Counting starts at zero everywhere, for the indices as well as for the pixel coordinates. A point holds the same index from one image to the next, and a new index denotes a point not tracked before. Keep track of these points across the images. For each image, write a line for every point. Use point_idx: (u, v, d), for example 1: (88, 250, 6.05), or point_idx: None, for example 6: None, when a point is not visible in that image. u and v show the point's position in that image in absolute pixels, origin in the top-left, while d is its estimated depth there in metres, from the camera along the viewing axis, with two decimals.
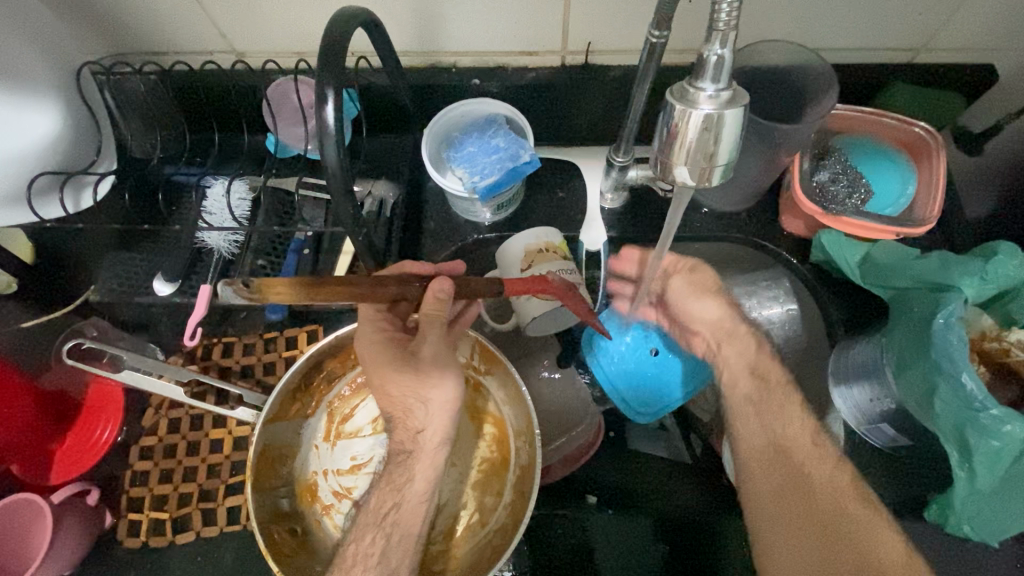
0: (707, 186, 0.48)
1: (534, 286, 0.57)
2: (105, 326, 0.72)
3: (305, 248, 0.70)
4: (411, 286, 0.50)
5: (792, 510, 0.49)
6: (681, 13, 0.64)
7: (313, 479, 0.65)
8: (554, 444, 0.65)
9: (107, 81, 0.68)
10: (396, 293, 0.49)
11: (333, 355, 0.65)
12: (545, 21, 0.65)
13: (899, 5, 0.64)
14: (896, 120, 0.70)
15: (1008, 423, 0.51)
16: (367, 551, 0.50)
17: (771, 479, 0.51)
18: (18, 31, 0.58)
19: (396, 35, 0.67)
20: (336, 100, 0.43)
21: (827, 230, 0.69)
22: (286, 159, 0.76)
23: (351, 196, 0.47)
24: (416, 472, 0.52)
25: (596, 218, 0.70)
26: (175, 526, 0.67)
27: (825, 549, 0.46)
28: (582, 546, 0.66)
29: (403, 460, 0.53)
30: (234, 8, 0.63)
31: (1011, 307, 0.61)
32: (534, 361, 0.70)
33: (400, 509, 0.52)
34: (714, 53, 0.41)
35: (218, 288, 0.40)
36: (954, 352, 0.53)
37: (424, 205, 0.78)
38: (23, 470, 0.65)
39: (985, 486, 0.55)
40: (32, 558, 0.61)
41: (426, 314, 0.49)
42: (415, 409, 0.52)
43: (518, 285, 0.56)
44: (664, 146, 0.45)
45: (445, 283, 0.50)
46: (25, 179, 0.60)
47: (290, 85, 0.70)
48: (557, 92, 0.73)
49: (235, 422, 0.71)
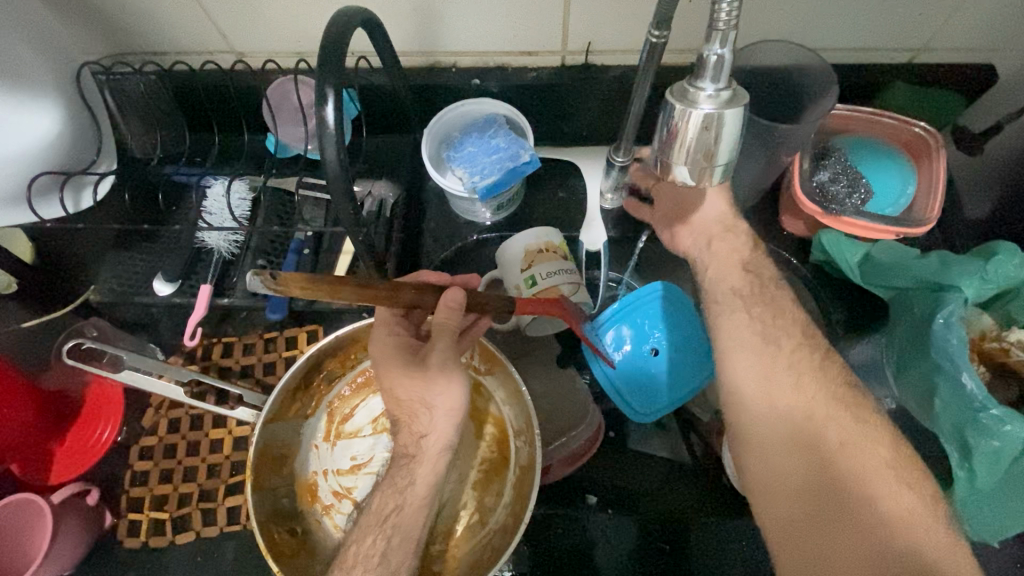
0: (708, 185, 0.47)
1: (544, 308, 0.58)
2: (105, 326, 0.72)
3: (305, 248, 0.70)
4: (427, 294, 0.49)
5: (793, 466, 0.45)
6: (681, 13, 0.64)
7: (312, 479, 0.65)
8: (554, 444, 0.64)
9: (107, 81, 0.68)
10: (411, 299, 0.48)
11: (334, 354, 0.65)
12: (545, 21, 0.65)
13: (899, 6, 0.64)
14: (895, 119, 0.70)
15: (1008, 423, 0.50)
16: (367, 553, 0.49)
17: (771, 448, 0.46)
18: (18, 31, 0.58)
19: (397, 35, 0.67)
20: (336, 100, 0.43)
21: (827, 230, 0.69)
22: (286, 160, 0.76)
23: (350, 196, 0.46)
24: (416, 476, 0.52)
25: (596, 218, 0.74)
26: (175, 527, 0.67)
27: (841, 494, 0.42)
28: (582, 546, 0.66)
29: (406, 463, 0.52)
30: (234, 7, 0.63)
31: (1011, 307, 0.61)
32: (534, 362, 0.70)
33: (401, 512, 0.51)
34: (715, 53, 0.41)
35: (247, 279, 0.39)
36: (953, 352, 0.54)
37: (423, 205, 0.78)
38: (23, 471, 0.66)
39: (986, 486, 0.54)
40: (31, 558, 0.60)
41: (438, 322, 0.49)
42: (421, 415, 0.52)
43: (529, 307, 0.58)
44: (665, 146, 0.45)
45: (456, 292, 0.49)
46: (25, 179, 0.60)
47: (290, 85, 0.70)
48: (557, 92, 0.73)
49: (235, 422, 0.71)
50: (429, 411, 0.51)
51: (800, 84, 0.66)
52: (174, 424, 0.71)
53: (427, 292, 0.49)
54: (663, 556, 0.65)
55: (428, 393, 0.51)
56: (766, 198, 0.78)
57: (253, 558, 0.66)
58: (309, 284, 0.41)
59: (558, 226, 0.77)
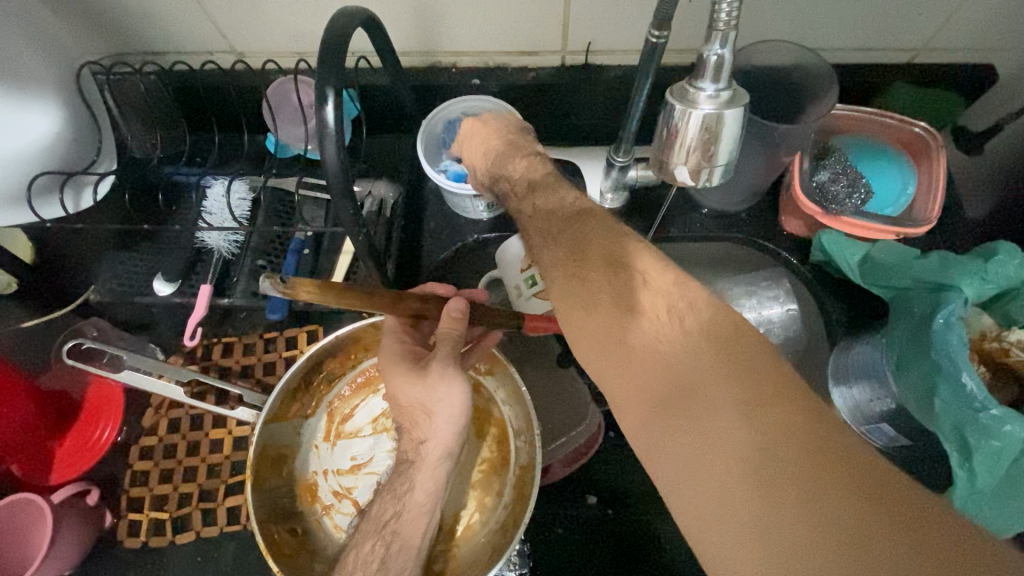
0: (706, 184, 0.49)
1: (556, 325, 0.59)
2: (104, 326, 0.72)
3: (306, 248, 0.70)
4: (432, 302, 0.52)
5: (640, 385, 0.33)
6: (681, 13, 0.63)
7: (313, 479, 0.65)
8: (554, 444, 0.65)
9: (107, 81, 0.67)
10: (418, 308, 0.51)
11: (333, 355, 0.65)
12: (545, 21, 0.65)
13: (899, 6, 0.64)
14: (896, 119, 0.70)
15: (1008, 423, 0.51)
16: (366, 559, 0.50)
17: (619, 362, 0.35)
18: (18, 30, 0.58)
19: (397, 34, 0.67)
20: (336, 100, 0.43)
21: (827, 230, 0.69)
22: (286, 160, 0.76)
23: (350, 196, 0.46)
24: (416, 483, 0.51)
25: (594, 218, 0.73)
26: (175, 527, 0.67)
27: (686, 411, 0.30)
28: (583, 547, 0.65)
29: (406, 469, 0.53)
30: (233, 7, 0.63)
31: (1011, 308, 0.61)
32: (533, 362, 0.70)
33: (400, 518, 0.51)
34: (715, 53, 0.41)
35: (258, 281, 0.41)
36: (953, 352, 0.53)
37: (423, 204, 0.78)
38: (24, 471, 0.65)
39: (986, 486, 0.55)
40: (32, 559, 0.60)
41: (443, 333, 0.50)
42: (421, 420, 0.51)
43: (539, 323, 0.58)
44: (664, 146, 0.46)
45: (460, 304, 0.51)
46: (26, 179, 0.60)
47: (290, 85, 0.70)
48: (557, 92, 0.73)
49: (235, 422, 0.71)
50: (428, 417, 0.50)
51: (801, 84, 0.66)
52: (174, 424, 0.71)
53: (432, 302, 0.52)
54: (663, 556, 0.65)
55: (428, 398, 0.49)
56: (766, 197, 0.78)
57: (253, 558, 0.66)
58: (316, 290, 0.41)
59: None
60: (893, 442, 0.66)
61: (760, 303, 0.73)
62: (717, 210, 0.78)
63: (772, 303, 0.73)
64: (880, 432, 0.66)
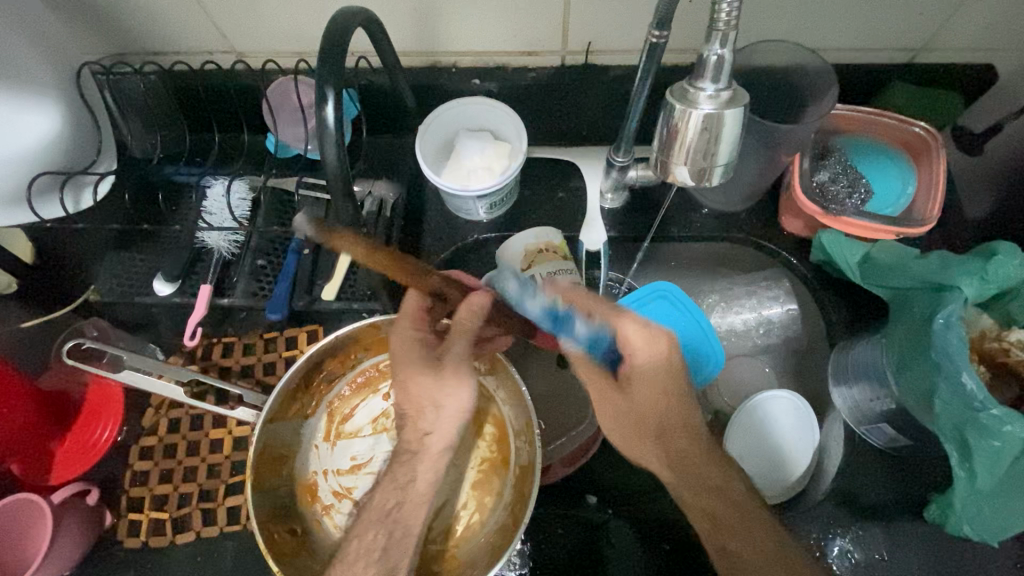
0: (707, 185, 0.48)
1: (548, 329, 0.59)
2: (105, 326, 0.72)
3: (305, 248, 0.70)
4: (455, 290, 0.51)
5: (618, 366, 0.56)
6: (681, 13, 0.63)
7: (313, 479, 0.65)
8: (553, 444, 0.65)
9: (107, 81, 0.68)
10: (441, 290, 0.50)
11: (333, 354, 0.64)
12: (546, 21, 0.65)
13: (899, 5, 0.64)
14: (895, 119, 0.70)
15: (1009, 423, 0.50)
16: (369, 546, 0.50)
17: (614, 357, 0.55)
18: (18, 30, 0.58)
19: (397, 34, 0.67)
20: (336, 100, 0.43)
21: (827, 231, 0.69)
22: (286, 160, 0.76)
23: (351, 196, 0.47)
24: (419, 473, 0.53)
25: (597, 219, 0.72)
26: (175, 527, 0.67)
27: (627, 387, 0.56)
28: (583, 547, 0.65)
29: (408, 459, 0.53)
30: (233, 7, 0.63)
31: (1011, 307, 0.61)
32: (533, 362, 0.70)
33: (402, 508, 0.52)
34: (715, 53, 0.41)
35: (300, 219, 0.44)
36: (953, 352, 0.53)
37: (423, 204, 0.78)
38: (23, 470, 0.66)
39: (986, 486, 0.55)
40: (32, 559, 0.60)
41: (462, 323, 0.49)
42: (427, 411, 0.53)
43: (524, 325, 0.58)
44: (665, 146, 0.45)
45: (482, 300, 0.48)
46: (26, 179, 0.61)
47: (290, 85, 0.70)
48: (557, 92, 0.72)
49: (235, 422, 0.71)
50: (436, 410, 0.53)
51: (800, 84, 0.66)
52: (174, 424, 0.71)
53: (455, 290, 0.51)
54: (662, 555, 0.65)
55: None
56: (767, 197, 0.78)
57: (253, 558, 0.66)
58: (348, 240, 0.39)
59: (558, 225, 0.77)
60: (893, 442, 0.66)
61: (759, 303, 0.75)
62: (717, 210, 0.78)
63: (772, 303, 0.75)
64: (879, 433, 0.66)
